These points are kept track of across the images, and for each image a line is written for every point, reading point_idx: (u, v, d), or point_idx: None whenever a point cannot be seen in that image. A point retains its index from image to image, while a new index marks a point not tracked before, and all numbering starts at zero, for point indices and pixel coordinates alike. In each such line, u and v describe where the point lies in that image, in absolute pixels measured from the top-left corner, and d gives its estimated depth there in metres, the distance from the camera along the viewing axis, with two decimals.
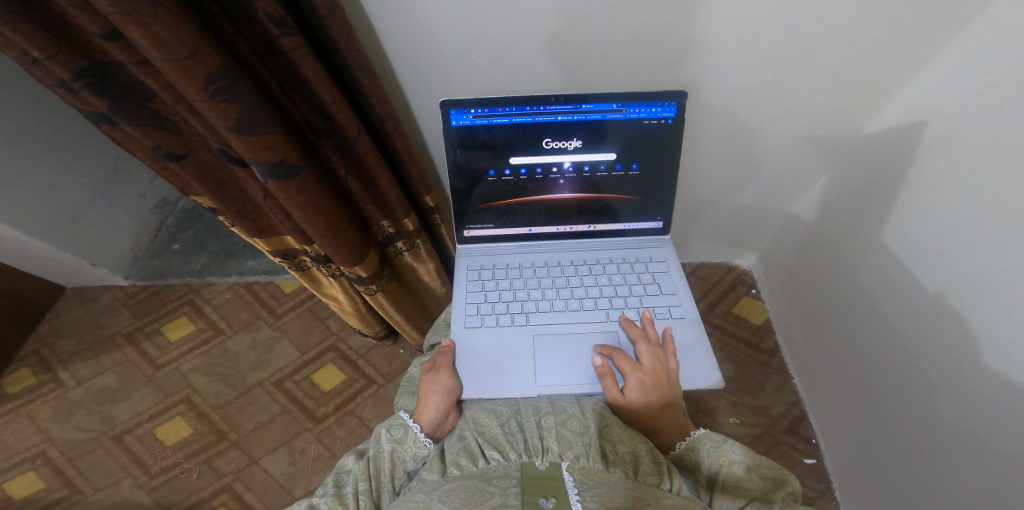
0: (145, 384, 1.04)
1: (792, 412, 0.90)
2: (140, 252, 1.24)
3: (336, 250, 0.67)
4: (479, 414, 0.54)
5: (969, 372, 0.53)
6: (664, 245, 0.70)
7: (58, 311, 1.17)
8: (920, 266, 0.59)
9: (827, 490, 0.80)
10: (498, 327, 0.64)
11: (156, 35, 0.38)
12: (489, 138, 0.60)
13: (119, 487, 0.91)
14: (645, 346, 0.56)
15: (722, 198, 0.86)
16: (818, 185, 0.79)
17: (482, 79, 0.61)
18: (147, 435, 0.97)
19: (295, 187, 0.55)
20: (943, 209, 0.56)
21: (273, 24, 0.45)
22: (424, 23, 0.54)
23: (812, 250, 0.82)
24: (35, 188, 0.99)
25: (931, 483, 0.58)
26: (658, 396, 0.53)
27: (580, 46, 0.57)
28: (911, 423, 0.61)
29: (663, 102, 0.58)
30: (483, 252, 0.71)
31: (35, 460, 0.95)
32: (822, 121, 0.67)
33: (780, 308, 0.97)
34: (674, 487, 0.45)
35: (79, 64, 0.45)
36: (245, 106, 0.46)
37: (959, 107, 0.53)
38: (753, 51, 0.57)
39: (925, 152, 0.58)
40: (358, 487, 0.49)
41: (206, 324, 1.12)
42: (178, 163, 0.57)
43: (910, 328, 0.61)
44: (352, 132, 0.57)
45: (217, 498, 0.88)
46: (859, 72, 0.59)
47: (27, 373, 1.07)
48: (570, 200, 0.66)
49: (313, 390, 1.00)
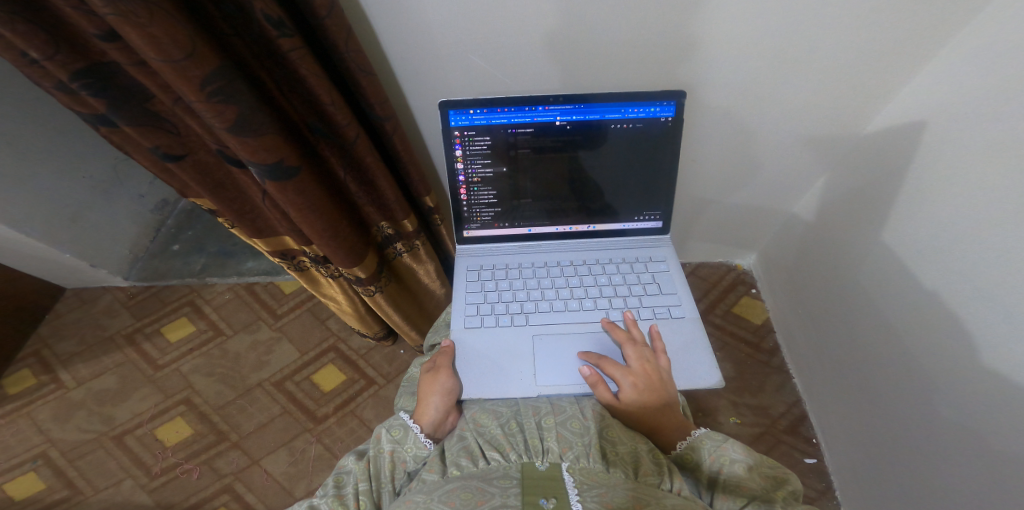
0: (145, 384, 1.04)
1: (792, 412, 0.90)
2: (140, 253, 1.24)
3: (336, 251, 0.67)
4: (479, 414, 0.54)
5: (969, 371, 0.53)
6: (664, 245, 0.70)
7: (58, 312, 1.17)
8: (920, 265, 0.59)
9: (828, 490, 0.80)
10: (498, 328, 0.64)
11: (151, 37, 0.38)
12: (488, 138, 0.60)
13: (120, 488, 0.91)
14: (632, 348, 0.55)
15: (722, 197, 0.86)
16: (818, 185, 0.79)
17: (481, 80, 0.61)
18: (147, 436, 0.97)
19: (293, 188, 0.55)
20: (942, 209, 0.56)
21: (271, 25, 0.45)
22: (423, 23, 0.54)
23: (812, 249, 0.82)
24: (35, 189, 0.99)
25: (932, 482, 0.58)
26: (654, 396, 0.53)
27: (580, 46, 0.57)
28: (911, 423, 0.61)
29: (663, 102, 0.58)
30: (481, 253, 0.71)
31: (36, 461, 0.95)
32: (822, 121, 0.67)
33: (780, 308, 0.97)
34: (674, 487, 0.45)
35: (76, 65, 0.45)
36: (242, 107, 0.46)
37: (958, 106, 0.53)
38: (753, 51, 0.57)
39: (925, 152, 0.58)
40: (359, 487, 0.49)
41: (206, 325, 1.12)
42: (176, 164, 0.57)
43: (910, 327, 0.61)
44: (351, 133, 0.57)
45: (217, 499, 0.88)
46: (859, 71, 0.59)
47: (27, 374, 1.07)
48: (570, 200, 0.66)
49: (314, 390, 1.00)
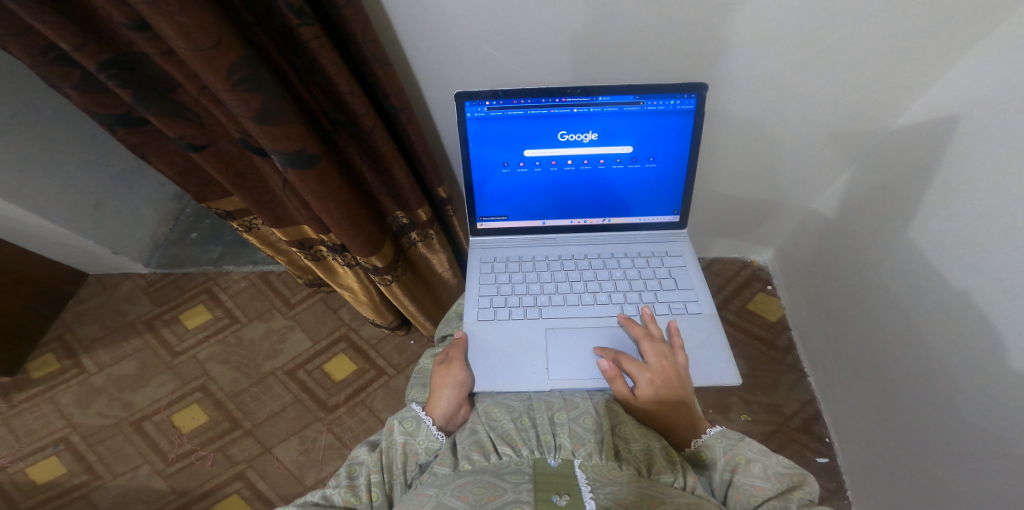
0: (164, 370, 1.06)
1: (805, 411, 0.88)
2: (159, 241, 1.26)
3: (353, 240, 0.66)
4: (491, 409, 0.54)
5: (997, 374, 0.51)
6: (681, 239, 0.69)
7: (80, 298, 1.20)
8: (950, 263, 0.57)
9: (839, 490, 0.79)
10: (511, 320, 0.63)
11: (180, 25, 0.38)
12: (503, 128, 0.59)
13: (137, 473, 0.93)
14: (649, 344, 0.55)
15: (740, 192, 0.84)
16: (840, 181, 0.77)
17: (497, 72, 0.60)
18: (165, 422, 0.99)
19: (314, 176, 0.55)
20: (973, 206, 0.54)
21: (293, 13, 0.44)
22: (442, 13, 0.53)
23: (831, 246, 0.81)
24: (61, 177, 1.01)
25: (951, 488, 0.57)
26: (671, 394, 0.52)
27: (601, 38, 0.55)
28: (932, 426, 0.60)
29: (683, 94, 0.56)
30: (496, 244, 0.70)
31: (58, 445, 0.97)
32: (847, 114, 0.64)
33: (797, 305, 0.95)
34: (687, 485, 0.43)
35: (104, 55, 0.45)
36: (267, 96, 0.46)
37: (998, 102, 0.50)
38: (779, 44, 0.56)
39: (956, 147, 0.56)
40: (371, 478, 0.49)
41: (223, 312, 1.14)
42: (199, 153, 0.57)
43: (935, 328, 0.59)
44: (368, 123, 0.56)
45: (230, 485, 0.90)
46: (892, 65, 0.56)
47: (51, 358, 1.09)
48: (585, 193, 0.65)
49: (325, 380, 1.01)
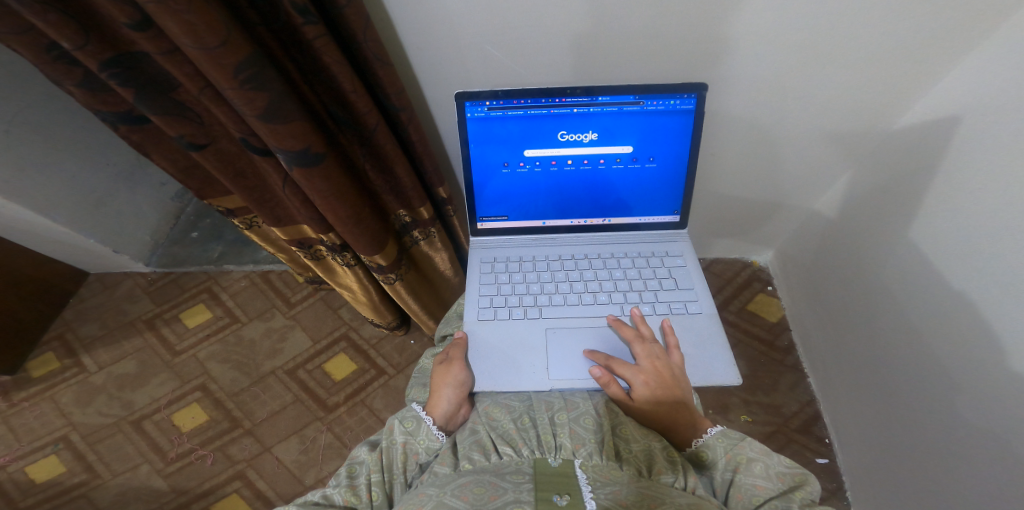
0: (164, 369, 1.06)
1: (805, 411, 0.88)
2: (160, 240, 1.26)
3: (357, 239, 0.66)
4: (491, 409, 0.54)
5: (997, 375, 0.51)
6: (681, 239, 0.69)
7: (81, 297, 1.19)
8: (950, 265, 0.57)
9: (838, 490, 0.79)
10: (511, 319, 0.63)
11: (187, 23, 0.38)
12: (504, 128, 0.59)
13: (137, 472, 0.93)
14: (641, 346, 0.55)
15: (741, 193, 0.84)
16: (841, 181, 0.77)
17: (498, 71, 0.60)
18: (165, 422, 0.99)
19: (319, 175, 0.55)
20: (973, 208, 0.54)
21: (297, 12, 0.44)
22: (442, 13, 0.53)
23: (832, 246, 0.80)
24: (62, 175, 1.01)
25: (951, 490, 0.57)
26: (667, 394, 0.52)
27: (602, 38, 0.55)
28: (932, 426, 0.59)
29: (684, 94, 0.56)
30: (496, 244, 0.70)
31: (58, 444, 0.97)
32: (848, 115, 0.64)
33: (797, 305, 0.95)
34: (687, 485, 0.43)
35: (105, 54, 0.45)
36: (272, 94, 0.46)
37: (999, 103, 0.50)
38: (781, 44, 0.55)
39: (956, 148, 0.56)
40: (371, 478, 0.49)
41: (223, 311, 1.14)
42: (199, 152, 0.57)
43: (935, 329, 0.59)
44: (371, 122, 0.56)
45: (230, 484, 0.90)
46: (893, 66, 0.56)
47: (51, 357, 1.09)
48: (585, 193, 0.65)
49: (325, 379, 1.01)
